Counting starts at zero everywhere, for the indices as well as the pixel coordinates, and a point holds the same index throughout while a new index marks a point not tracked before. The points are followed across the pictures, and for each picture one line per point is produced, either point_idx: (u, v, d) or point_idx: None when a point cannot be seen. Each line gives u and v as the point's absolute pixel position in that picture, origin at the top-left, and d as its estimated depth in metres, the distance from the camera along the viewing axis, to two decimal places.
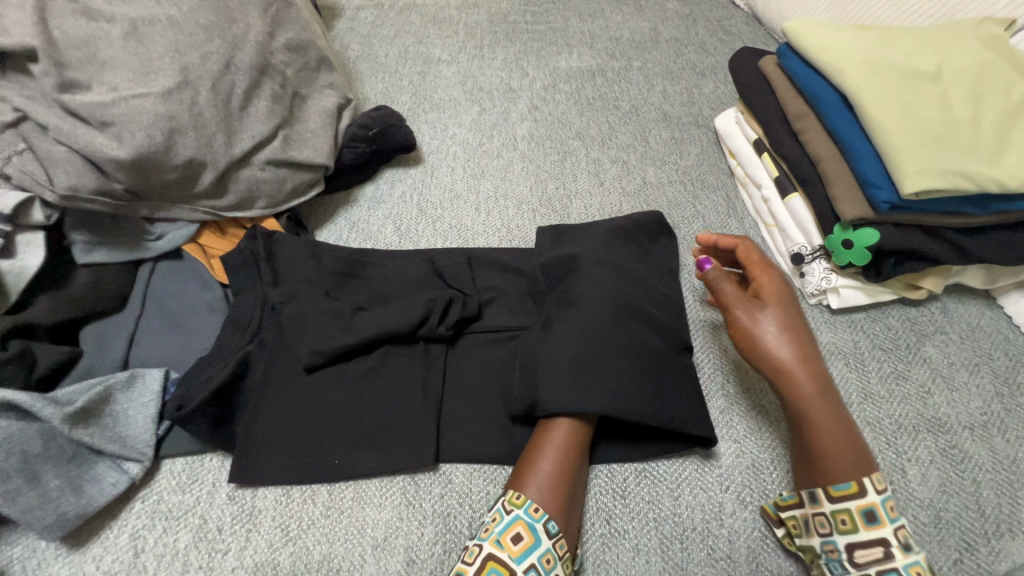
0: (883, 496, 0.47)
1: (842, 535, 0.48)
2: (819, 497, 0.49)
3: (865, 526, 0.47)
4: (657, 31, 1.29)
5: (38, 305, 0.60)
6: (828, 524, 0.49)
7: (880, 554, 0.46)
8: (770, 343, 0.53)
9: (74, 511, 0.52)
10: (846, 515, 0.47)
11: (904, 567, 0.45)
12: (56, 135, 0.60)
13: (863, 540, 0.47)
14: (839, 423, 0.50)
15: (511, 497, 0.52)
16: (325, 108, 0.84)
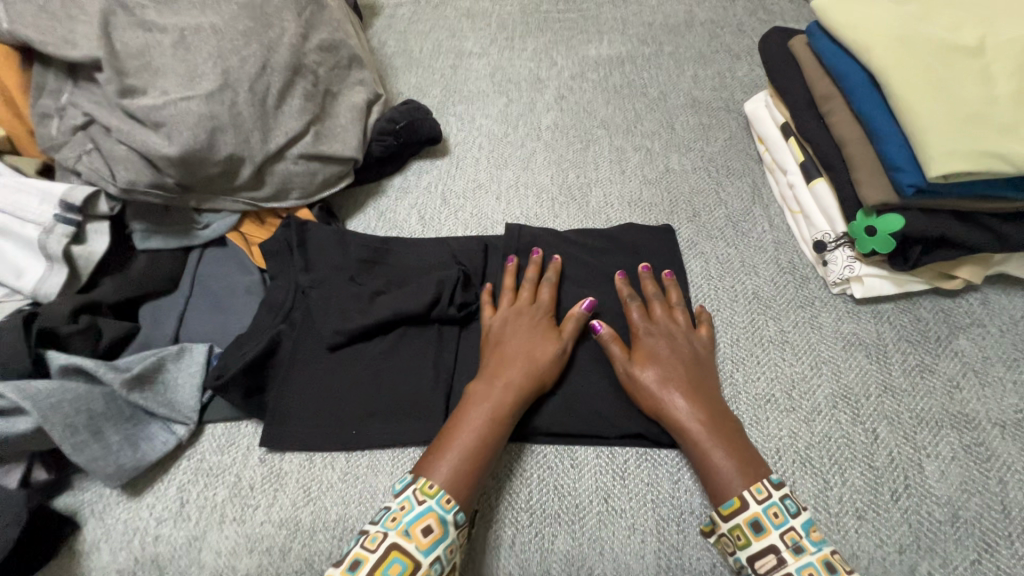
0: (764, 504, 0.50)
1: (742, 551, 0.50)
2: (716, 520, 0.52)
3: (756, 537, 0.49)
4: (692, 13, 1.26)
5: (105, 286, 0.68)
6: (731, 543, 0.51)
7: (775, 560, 0.48)
8: (641, 386, 0.59)
9: (131, 463, 0.60)
10: (738, 530, 0.50)
11: (796, 570, 0.46)
12: (117, 136, 0.68)
13: (758, 550, 0.49)
14: (720, 445, 0.54)
15: (424, 487, 0.52)
16: (355, 105, 0.89)
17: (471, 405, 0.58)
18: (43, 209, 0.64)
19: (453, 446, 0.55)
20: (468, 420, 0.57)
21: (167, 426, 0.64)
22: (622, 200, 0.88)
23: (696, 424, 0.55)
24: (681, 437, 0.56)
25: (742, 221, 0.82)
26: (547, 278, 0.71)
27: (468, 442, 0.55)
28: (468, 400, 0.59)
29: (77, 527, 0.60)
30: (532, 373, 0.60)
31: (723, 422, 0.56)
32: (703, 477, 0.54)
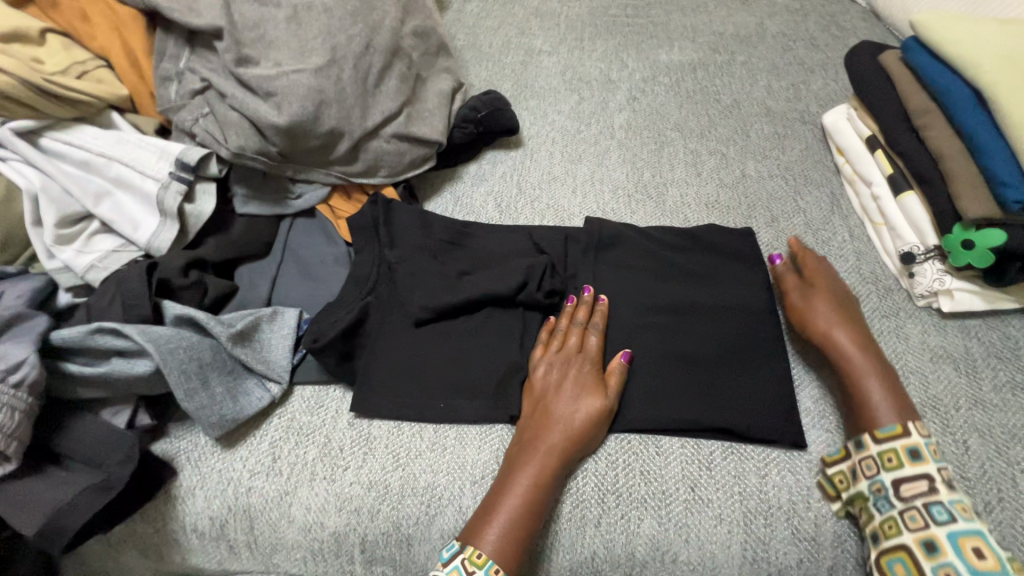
0: (921, 437, 0.58)
1: (889, 473, 0.57)
2: (865, 442, 0.58)
3: (911, 462, 0.56)
4: (764, 26, 1.27)
5: (209, 245, 0.71)
6: (874, 466, 0.57)
7: (926, 486, 0.55)
8: (817, 317, 0.68)
9: (232, 415, 0.62)
10: (893, 453, 0.57)
11: (948, 501, 0.54)
12: (231, 102, 0.71)
13: (910, 474, 0.56)
14: (878, 381, 0.62)
15: (471, 556, 0.54)
16: (442, 91, 0.91)
17: (514, 468, 0.59)
18: (160, 166, 0.67)
19: (499, 511, 0.56)
20: (515, 482, 0.57)
21: (262, 383, 0.66)
22: (699, 201, 0.89)
23: (858, 357, 0.64)
24: (842, 362, 0.65)
25: (822, 229, 0.83)
26: (593, 325, 0.69)
27: (515, 508, 0.56)
28: (514, 460, 0.59)
29: (174, 472, 0.62)
30: (577, 436, 0.60)
31: (886, 368, 0.64)
32: (858, 402, 0.62)
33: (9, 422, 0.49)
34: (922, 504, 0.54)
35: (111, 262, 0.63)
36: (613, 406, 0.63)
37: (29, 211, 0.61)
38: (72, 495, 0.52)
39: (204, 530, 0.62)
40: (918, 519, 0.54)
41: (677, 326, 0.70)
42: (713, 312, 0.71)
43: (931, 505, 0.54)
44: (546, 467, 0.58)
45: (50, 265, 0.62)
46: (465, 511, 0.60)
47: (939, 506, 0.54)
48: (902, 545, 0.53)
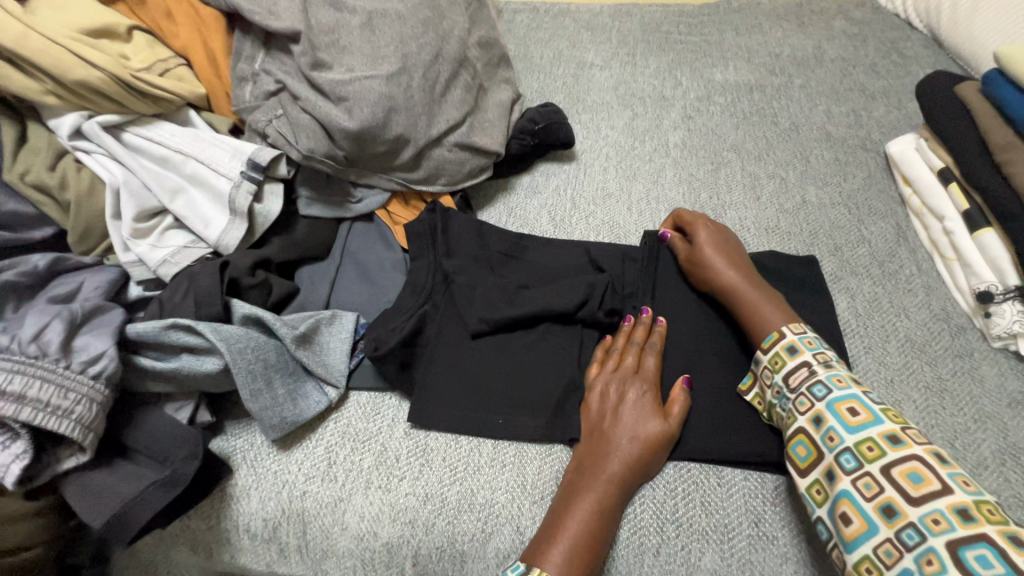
0: (798, 335, 0.61)
1: (778, 372, 0.60)
2: (758, 356, 0.62)
3: (790, 358, 0.60)
4: (822, 49, 1.26)
5: (273, 245, 0.71)
6: (769, 372, 0.61)
7: (806, 372, 0.58)
8: (729, 268, 0.68)
9: (291, 417, 0.62)
10: (777, 356, 0.60)
11: (826, 377, 0.57)
12: (304, 105, 0.72)
13: (793, 368, 0.59)
14: (769, 304, 0.65)
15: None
16: (502, 102, 0.92)
17: (574, 492, 0.58)
18: (233, 164, 0.67)
19: (560, 536, 0.55)
20: (576, 505, 0.56)
21: (320, 387, 0.66)
22: (758, 226, 0.88)
23: (748, 287, 0.67)
24: (728, 295, 0.68)
25: (888, 261, 0.80)
26: (652, 344, 0.67)
27: (577, 533, 0.55)
28: (573, 484, 0.58)
29: (230, 471, 0.62)
30: (639, 461, 0.59)
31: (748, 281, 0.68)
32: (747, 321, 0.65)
33: (86, 413, 0.49)
34: (805, 386, 0.58)
35: (182, 257, 0.64)
36: (675, 431, 0.61)
37: (108, 204, 0.62)
38: (138, 489, 0.52)
39: (256, 531, 0.62)
40: (805, 401, 0.57)
41: (739, 353, 0.68)
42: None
43: (811, 386, 0.57)
44: (607, 491, 0.57)
45: (125, 258, 0.62)
46: (523, 530, 0.60)
47: (820, 385, 0.57)
48: (799, 429, 0.56)
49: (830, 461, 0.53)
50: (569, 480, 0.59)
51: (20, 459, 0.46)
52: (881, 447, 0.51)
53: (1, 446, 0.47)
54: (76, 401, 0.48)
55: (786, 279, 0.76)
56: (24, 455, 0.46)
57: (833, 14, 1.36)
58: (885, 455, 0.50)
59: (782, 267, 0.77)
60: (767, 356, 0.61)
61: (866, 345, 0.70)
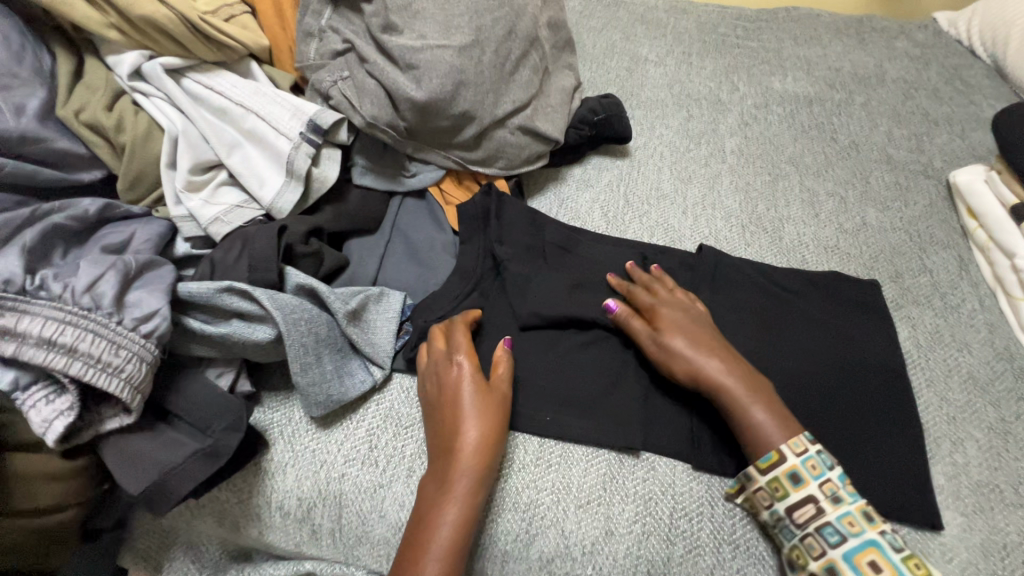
0: (801, 457, 0.53)
1: (780, 503, 0.53)
2: (753, 474, 0.54)
3: (794, 488, 0.52)
4: (883, 69, 1.20)
5: (326, 213, 0.68)
6: (768, 496, 0.54)
7: (814, 510, 0.51)
8: (707, 363, 0.58)
9: (337, 396, 0.59)
10: (777, 483, 0.53)
11: (836, 517, 0.51)
12: (371, 69, 0.68)
13: (797, 502, 0.52)
14: (754, 400, 0.55)
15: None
16: (565, 89, 0.88)
17: (444, 497, 0.53)
18: (293, 124, 0.63)
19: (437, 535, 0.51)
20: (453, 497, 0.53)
21: (365, 366, 0.63)
22: (817, 244, 0.85)
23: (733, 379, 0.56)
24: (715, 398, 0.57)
25: (950, 293, 0.78)
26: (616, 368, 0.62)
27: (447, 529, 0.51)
28: (444, 485, 0.53)
29: (267, 446, 0.59)
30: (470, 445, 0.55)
31: (747, 375, 0.58)
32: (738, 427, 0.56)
33: (136, 373, 0.46)
34: (814, 527, 0.51)
35: (234, 217, 0.60)
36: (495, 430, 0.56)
37: (164, 152, 0.58)
38: (180, 459, 0.49)
39: (289, 510, 0.59)
40: (816, 545, 0.50)
41: (800, 375, 0.66)
42: (839, 366, 0.67)
43: (820, 527, 0.51)
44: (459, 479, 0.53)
45: (176, 211, 0.59)
46: (568, 535, 0.56)
47: (831, 527, 0.51)
48: (809, 574, 0.50)
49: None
50: (449, 476, 0.54)
51: (65, 417, 0.43)
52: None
53: (46, 400, 0.44)
54: (127, 359, 0.45)
55: (850, 302, 0.74)
56: (69, 412, 0.44)
57: (896, 32, 1.29)
58: None
59: (845, 290, 0.75)
60: (765, 479, 0.54)
61: (927, 379, 0.68)
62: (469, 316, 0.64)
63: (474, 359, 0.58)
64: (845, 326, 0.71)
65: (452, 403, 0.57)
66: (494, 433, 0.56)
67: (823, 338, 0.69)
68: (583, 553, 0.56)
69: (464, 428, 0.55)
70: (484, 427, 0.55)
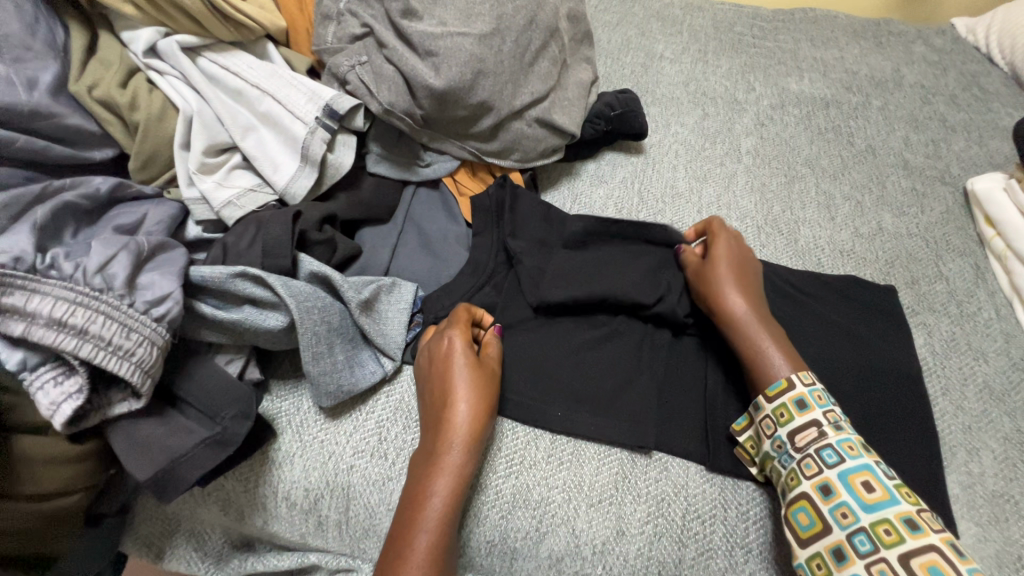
0: (809, 388, 0.55)
1: (783, 427, 0.54)
2: (760, 402, 0.56)
3: (799, 412, 0.54)
4: (900, 73, 1.15)
5: (340, 200, 0.67)
6: (772, 424, 0.55)
7: (815, 433, 0.52)
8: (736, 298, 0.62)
9: (348, 386, 0.58)
10: (783, 408, 0.55)
11: (836, 441, 0.51)
12: (389, 54, 0.67)
13: (800, 424, 0.53)
14: (771, 336, 0.59)
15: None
16: (582, 82, 0.87)
17: (434, 470, 0.53)
18: (309, 108, 0.62)
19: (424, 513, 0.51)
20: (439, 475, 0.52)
21: (376, 357, 0.62)
22: (833, 248, 0.84)
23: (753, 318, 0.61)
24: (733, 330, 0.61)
25: (966, 301, 0.78)
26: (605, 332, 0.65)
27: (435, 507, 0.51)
28: (434, 458, 0.53)
29: (274, 434, 0.59)
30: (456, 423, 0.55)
31: (770, 324, 0.61)
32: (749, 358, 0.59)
33: (147, 357, 0.44)
34: (814, 448, 0.52)
35: (248, 201, 0.59)
36: (481, 409, 0.55)
37: (178, 132, 0.57)
38: (188, 446, 0.49)
39: (295, 500, 0.58)
40: (812, 466, 0.51)
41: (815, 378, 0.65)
42: (855, 371, 0.66)
43: (820, 449, 0.52)
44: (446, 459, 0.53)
45: (188, 193, 0.57)
46: (579, 534, 0.56)
47: (830, 449, 0.51)
48: (803, 494, 0.50)
49: (840, 538, 0.47)
50: (439, 450, 0.53)
51: (73, 400, 0.42)
52: (899, 532, 0.46)
53: (53, 381, 0.43)
54: (138, 343, 0.44)
55: (865, 306, 0.73)
56: (77, 395, 0.42)
57: (913, 37, 1.24)
58: (903, 542, 0.45)
59: (861, 295, 0.74)
60: (772, 404, 0.56)
61: (943, 386, 0.68)
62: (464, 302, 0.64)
63: (466, 336, 0.58)
64: (862, 331, 0.70)
65: (443, 381, 0.56)
66: (484, 409, 0.56)
67: (839, 342, 0.69)
68: (594, 552, 0.55)
69: (455, 402, 0.55)
70: (475, 402, 0.55)
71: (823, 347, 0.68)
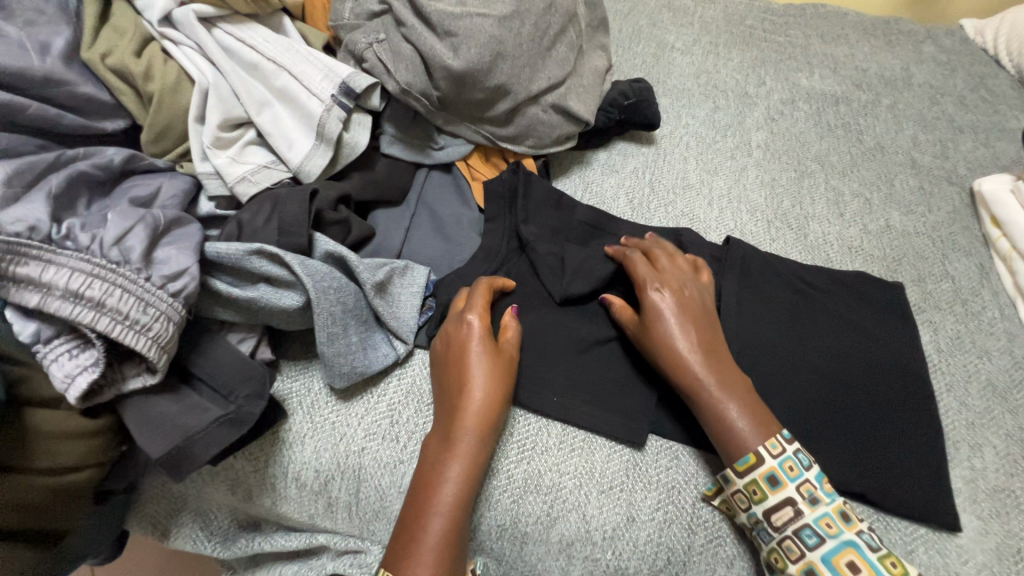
0: (778, 459, 0.51)
1: (758, 505, 0.51)
2: (730, 476, 0.53)
3: (772, 491, 0.51)
4: (910, 72, 1.14)
5: (354, 181, 0.66)
6: (746, 499, 0.52)
7: (792, 512, 0.50)
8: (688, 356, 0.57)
9: (361, 368, 0.58)
10: (755, 486, 0.51)
11: (814, 520, 0.49)
12: (407, 33, 0.66)
13: (775, 504, 0.50)
14: (730, 399, 0.54)
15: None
16: (596, 69, 0.86)
17: (448, 454, 0.53)
18: (325, 85, 0.60)
19: (437, 498, 0.51)
20: (452, 460, 0.52)
21: (388, 340, 0.61)
22: (841, 244, 0.85)
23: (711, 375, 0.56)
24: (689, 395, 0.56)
25: (971, 300, 0.78)
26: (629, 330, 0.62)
27: (450, 492, 0.51)
28: (448, 442, 0.53)
29: (285, 415, 0.58)
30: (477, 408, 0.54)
31: (726, 375, 0.56)
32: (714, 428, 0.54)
33: (164, 332, 0.44)
34: (792, 530, 0.50)
35: (261, 178, 0.58)
36: (496, 396, 0.55)
37: (193, 105, 0.55)
38: (202, 424, 0.48)
39: (305, 482, 0.58)
40: (794, 549, 0.49)
41: (825, 372, 0.66)
42: (863, 366, 0.67)
43: (799, 530, 0.49)
44: (461, 445, 0.53)
45: (201, 167, 0.56)
46: (589, 520, 0.56)
47: (809, 529, 0.49)
48: None
49: None
50: (453, 434, 0.53)
51: (89, 372, 0.42)
52: None
53: (69, 353, 0.42)
54: (154, 317, 0.43)
55: (872, 302, 0.74)
56: (93, 368, 0.42)
57: (922, 36, 1.22)
58: None
59: (869, 291, 0.74)
60: (742, 480, 0.52)
61: (947, 383, 0.69)
62: (491, 281, 0.63)
63: (486, 320, 0.58)
64: (871, 327, 0.71)
65: (459, 368, 0.56)
66: (497, 396, 0.55)
67: (847, 336, 0.69)
68: (604, 538, 0.56)
69: (470, 387, 0.54)
70: (487, 389, 0.55)
71: (831, 341, 0.69)
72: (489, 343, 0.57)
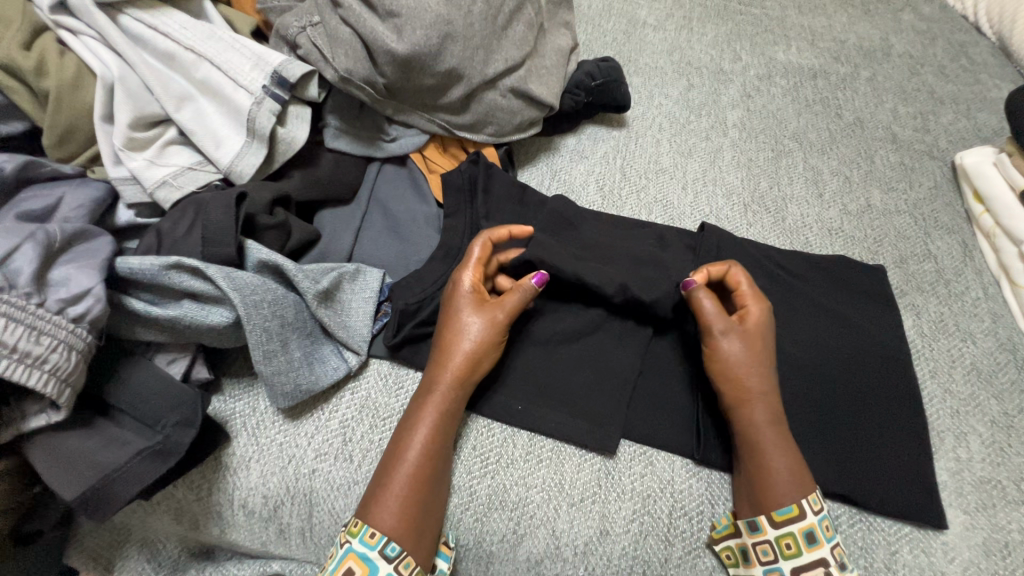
0: (818, 517, 0.49)
1: (786, 560, 0.48)
2: (762, 524, 0.49)
3: (808, 548, 0.48)
4: (889, 42, 1.09)
5: (294, 180, 0.61)
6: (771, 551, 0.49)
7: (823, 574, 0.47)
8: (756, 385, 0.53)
9: (307, 385, 0.53)
10: (790, 538, 0.48)
11: None
12: (344, 15, 0.60)
13: (806, 562, 0.48)
14: (782, 449, 0.51)
15: (351, 527, 0.47)
16: (559, 48, 0.81)
17: (425, 408, 0.51)
18: (254, 76, 0.55)
19: (405, 447, 0.49)
20: (425, 411, 0.51)
21: (338, 352, 0.57)
22: (821, 226, 0.81)
23: (770, 415, 0.52)
24: (746, 426, 0.52)
25: (954, 280, 0.75)
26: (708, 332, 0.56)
27: (420, 441, 0.49)
28: (424, 395, 0.52)
29: (228, 439, 0.54)
30: (457, 360, 0.52)
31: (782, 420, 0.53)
32: (753, 467, 0.51)
33: (64, 363, 0.39)
34: None
35: (186, 181, 0.52)
36: (478, 350, 0.53)
37: (99, 103, 0.50)
38: (123, 459, 0.44)
39: (254, 509, 0.54)
40: None
41: (807, 366, 0.63)
42: (846, 359, 0.64)
43: None
44: (438, 395, 0.51)
45: (115, 172, 0.51)
46: (559, 535, 0.53)
47: None
48: None
49: None
50: (431, 389, 0.52)
51: None
52: None
53: None
54: (51, 347, 0.38)
55: (852, 287, 0.70)
56: None
57: (901, 4, 1.17)
58: None
59: (849, 275, 0.71)
60: (775, 531, 0.49)
61: (931, 370, 0.66)
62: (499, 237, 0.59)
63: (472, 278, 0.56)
64: (851, 314, 0.67)
65: (442, 323, 0.54)
66: (478, 351, 0.53)
67: (828, 326, 0.66)
68: (576, 553, 0.52)
69: (450, 340, 0.53)
70: (465, 342, 0.53)
71: (812, 332, 0.65)
72: (478, 303, 0.55)
